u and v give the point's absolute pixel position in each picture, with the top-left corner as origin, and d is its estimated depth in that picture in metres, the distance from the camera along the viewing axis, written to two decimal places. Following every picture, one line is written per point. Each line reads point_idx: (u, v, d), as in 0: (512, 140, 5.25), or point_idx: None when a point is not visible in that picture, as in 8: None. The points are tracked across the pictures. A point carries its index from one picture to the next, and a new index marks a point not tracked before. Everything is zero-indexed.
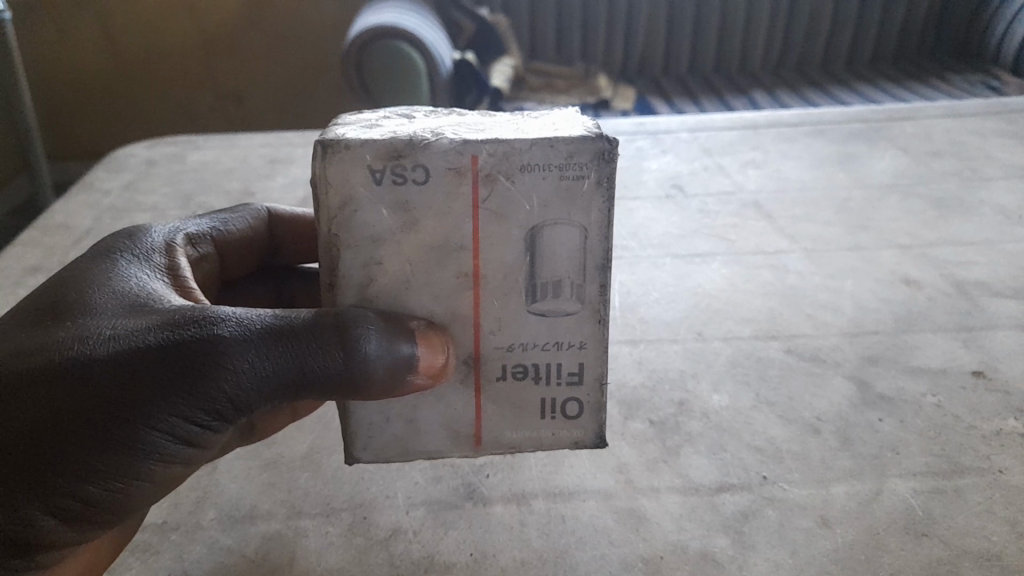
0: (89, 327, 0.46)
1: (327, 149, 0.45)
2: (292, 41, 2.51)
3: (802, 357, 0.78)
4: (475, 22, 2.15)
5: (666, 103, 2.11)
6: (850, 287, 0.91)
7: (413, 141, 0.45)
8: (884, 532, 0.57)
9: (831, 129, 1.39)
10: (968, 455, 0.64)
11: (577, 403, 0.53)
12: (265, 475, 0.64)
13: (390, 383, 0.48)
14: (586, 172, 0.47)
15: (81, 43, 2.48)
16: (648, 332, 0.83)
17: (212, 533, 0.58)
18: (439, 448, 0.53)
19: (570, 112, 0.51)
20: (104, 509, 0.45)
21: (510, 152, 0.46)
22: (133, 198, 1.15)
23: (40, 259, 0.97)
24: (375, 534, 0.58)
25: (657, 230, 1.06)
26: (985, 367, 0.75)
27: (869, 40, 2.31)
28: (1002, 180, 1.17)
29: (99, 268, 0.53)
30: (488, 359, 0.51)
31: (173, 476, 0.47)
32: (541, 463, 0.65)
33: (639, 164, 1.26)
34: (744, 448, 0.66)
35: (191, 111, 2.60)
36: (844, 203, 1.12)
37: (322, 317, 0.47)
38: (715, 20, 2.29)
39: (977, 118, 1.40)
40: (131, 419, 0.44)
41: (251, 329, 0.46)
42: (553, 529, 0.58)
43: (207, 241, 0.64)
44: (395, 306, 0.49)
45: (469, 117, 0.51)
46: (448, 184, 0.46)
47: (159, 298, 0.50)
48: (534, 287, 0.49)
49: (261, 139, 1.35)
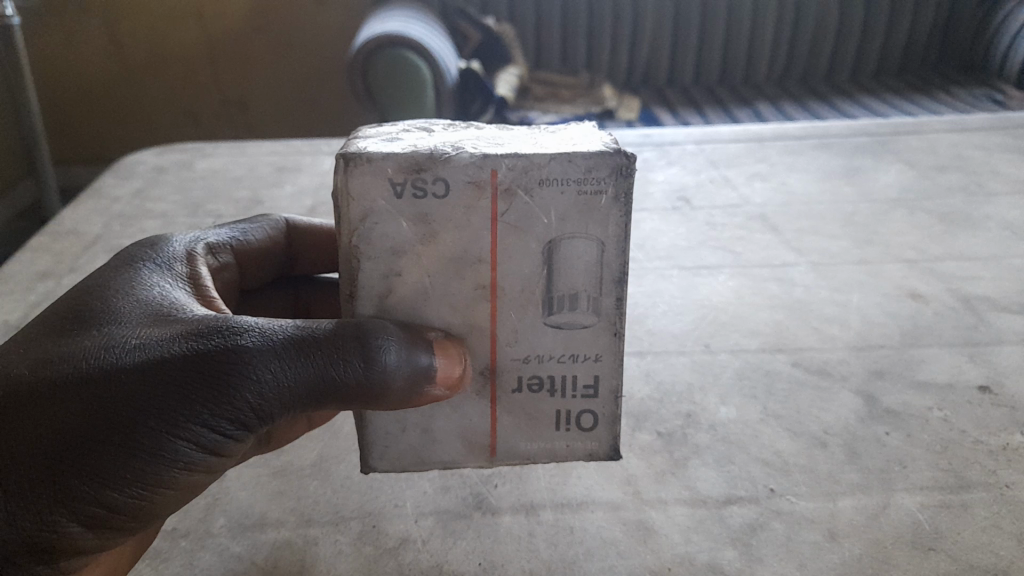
0: (115, 337, 0.47)
1: (348, 162, 0.46)
2: (299, 49, 2.52)
3: (809, 370, 0.78)
4: (482, 32, 2.16)
5: (671, 114, 2.12)
6: (856, 300, 0.91)
7: (434, 155, 0.46)
8: (891, 546, 0.57)
9: (837, 142, 1.40)
10: (975, 469, 0.64)
11: (591, 415, 0.54)
12: (275, 483, 0.64)
13: (409, 394, 0.48)
14: (604, 186, 0.47)
15: (89, 49, 2.49)
16: (655, 344, 0.83)
17: (222, 540, 0.58)
18: (454, 459, 0.54)
19: (588, 127, 0.52)
20: (127, 517, 0.45)
21: (529, 166, 0.46)
22: (142, 204, 1.16)
23: (51, 264, 0.98)
24: (384, 543, 0.58)
25: (664, 241, 1.07)
26: (991, 383, 0.75)
27: (873, 53, 2.32)
28: (1007, 195, 1.18)
29: (122, 277, 0.53)
30: (504, 370, 0.51)
31: (195, 485, 0.47)
32: (550, 474, 0.65)
33: (645, 176, 1.26)
34: (751, 461, 0.66)
35: (197, 117, 2.62)
36: (850, 217, 1.13)
37: (343, 327, 0.47)
38: (720, 31, 2.30)
39: (982, 133, 1.40)
40: (156, 428, 0.44)
41: (274, 338, 0.46)
42: (562, 540, 0.58)
43: (226, 251, 0.64)
44: (413, 318, 0.49)
45: (486, 131, 0.52)
46: (467, 197, 0.47)
47: (181, 307, 0.50)
48: (551, 300, 0.50)
49: (270, 147, 1.36)
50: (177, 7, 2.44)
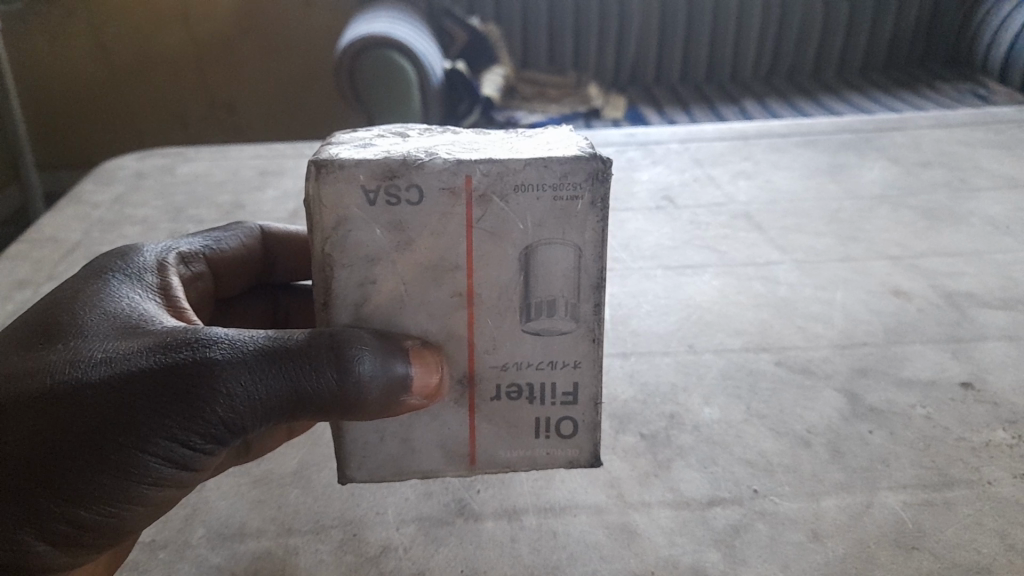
0: (82, 350, 0.46)
1: (320, 169, 0.45)
2: (284, 51, 2.51)
3: (793, 369, 0.78)
4: (467, 32, 2.16)
5: (657, 112, 2.12)
6: (840, 298, 0.91)
7: (407, 161, 0.46)
8: (874, 545, 0.57)
9: (822, 139, 1.40)
10: (958, 467, 0.64)
11: (572, 422, 0.53)
12: (255, 492, 0.64)
13: (384, 403, 0.48)
14: (580, 191, 0.47)
15: (73, 53, 2.47)
16: (639, 344, 0.83)
17: (201, 551, 0.58)
18: (433, 468, 0.53)
19: (564, 132, 0.51)
20: (98, 533, 0.45)
21: (505, 172, 0.46)
22: (122, 210, 1.15)
23: (30, 272, 0.97)
24: (365, 552, 0.58)
25: (649, 241, 1.06)
26: (974, 379, 0.75)
27: (858, 50, 2.33)
28: (991, 190, 1.18)
29: (92, 289, 0.53)
30: (482, 378, 0.51)
31: (167, 499, 0.47)
32: (533, 479, 0.64)
33: (631, 176, 1.26)
34: (735, 461, 0.66)
35: (183, 121, 2.60)
36: (834, 214, 1.13)
37: (316, 337, 0.47)
38: (705, 29, 2.30)
39: (966, 128, 1.41)
40: (125, 444, 0.43)
41: (245, 350, 0.46)
42: (545, 545, 0.58)
43: (200, 259, 0.64)
44: (389, 326, 0.49)
45: (462, 136, 0.51)
46: (442, 204, 0.46)
47: (151, 318, 0.50)
48: (528, 307, 0.49)
49: (253, 151, 1.35)
50: (161, 9, 2.43)
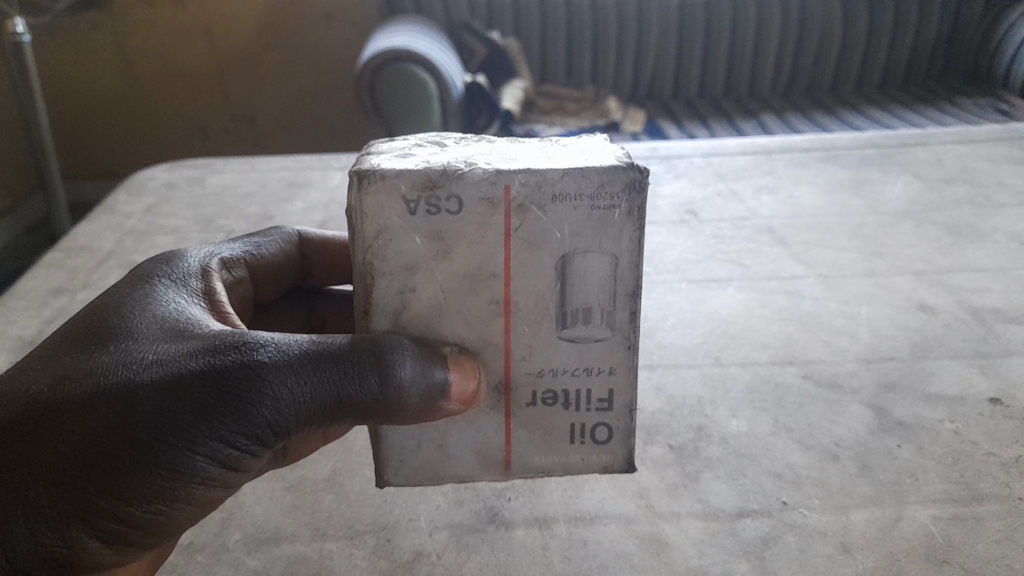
0: (135, 352, 0.48)
1: (362, 179, 0.46)
2: (305, 64, 2.55)
3: (820, 384, 0.78)
4: (487, 46, 2.18)
5: (676, 127, 2.13)
6: (865, 312, 0.91)
7: (448, 172, 0.47)
8: (905, 559, 0.57)
9: (844, 154, 1.40)
10: (988, 482, 0.64)
11: (607, 428, 0.54)
12: (289, 498, 0.65)
13: (423, 408, 0.49)
14: (617, 201, 0.48)
15: (101, 68, 2.52)
16: (665, 357, 0.84)
17: (238, 554, 0.59)
18: (469, 472, 0.54)
19: (599, 141, 0.52)
20: (145, 532, 0.46)
21: (543, 182, 0.47)
22: (154, 220, 1.17)
23: (65, 280, 0.99)
24: (399, 558, 0.58)
25: (672, 255, 1.07)
26: (1002, 395, 0.75)
27: (877, 65, 2.34)
28: (1015, 207, 1.18)
29: (139, 292, 0.54)
30: (518, 385, 0.52)
31: (212, 499, 0.48)
32: (563, 488, 0.65)
33: (654, 189, 1.27)
34: (763, 473, 0.66)
35: (204, 133, 2.64)
36: (858, 228, 1.14)
37: (358, 342, 0.48)
38: (723, 42, 2.31)
39: (988, 144, 1.41)
40: (175, 444, 0.45)
41: (291, 353, 0.47)
42: (576, 554, 0.58)
43: (240, 265, 0.65)
44: (427, 333, 0.50)
45: (497, 145, 0.53)
46: (481, 214, 0.47)
47: (198, 322, 0.51)
48: (565, 315, 0.50)
49: (280, 163, 1.37)
50: (185, 24, 2.47)
